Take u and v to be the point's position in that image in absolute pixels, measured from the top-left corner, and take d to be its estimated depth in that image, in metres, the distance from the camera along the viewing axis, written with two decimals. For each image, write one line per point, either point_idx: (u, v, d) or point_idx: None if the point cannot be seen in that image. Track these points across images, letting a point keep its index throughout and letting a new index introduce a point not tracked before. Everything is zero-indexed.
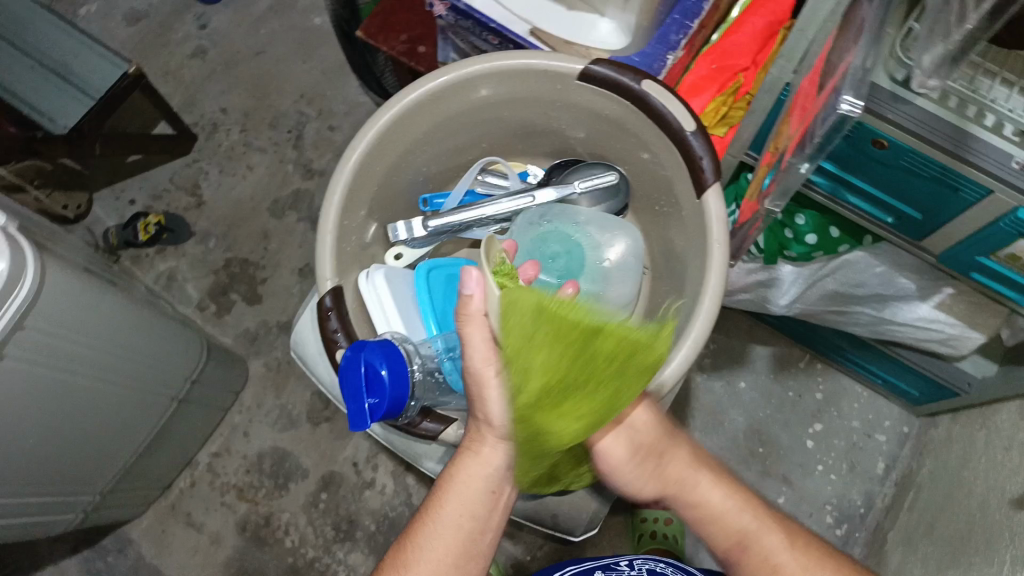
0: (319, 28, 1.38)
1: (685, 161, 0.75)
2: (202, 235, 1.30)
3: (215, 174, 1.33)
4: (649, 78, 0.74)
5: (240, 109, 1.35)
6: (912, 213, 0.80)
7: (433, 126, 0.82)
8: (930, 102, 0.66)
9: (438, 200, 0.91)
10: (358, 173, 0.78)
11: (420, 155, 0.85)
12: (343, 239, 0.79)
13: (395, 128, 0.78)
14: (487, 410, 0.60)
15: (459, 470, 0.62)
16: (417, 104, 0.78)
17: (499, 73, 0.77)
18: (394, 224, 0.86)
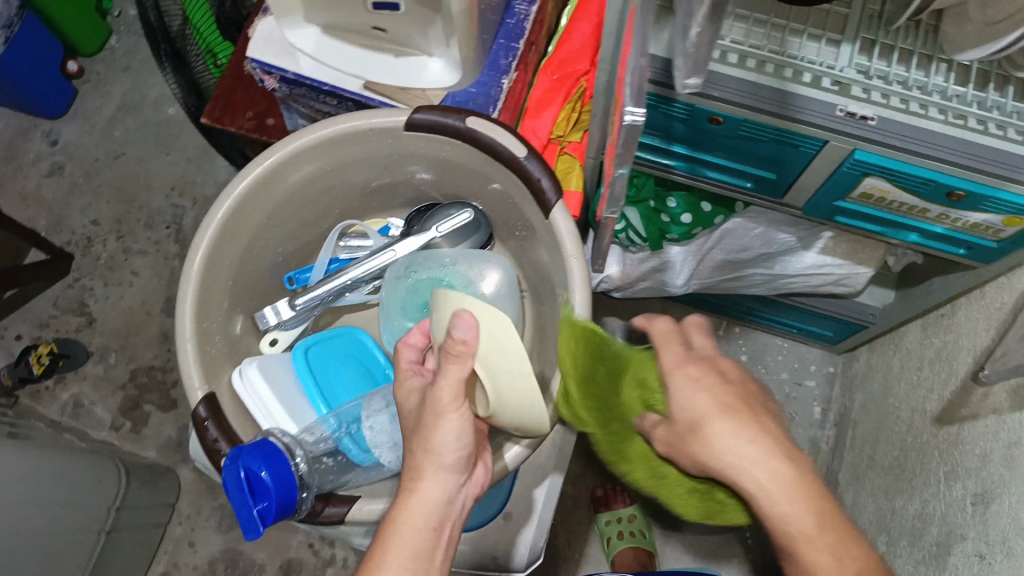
0: (175, 117, 1.31)
1: (523, 185, 0.65)
2: (100, 353, 1.21)
3: (100, 289, 1.24)
4: (473, 114, 0.64)
5: (112, 216, 1.27)
6: (765, 174, 0.83)
7: (276, 212, 0.68)
8: (749, 72, 0.72)
9: (305, 275, 0.74)
10: (207, 278, 0.63)
11: (273, 241, 0.70)
12: (212, 336, 0.65)
13: (240, 215, 0.64)
14: (438, 442, 0.57)
15: (404, 507, 0.56)
16: (252, 192, 0.64)
17: (329, 144, 0.64)
18: (261, 311, 0.71)
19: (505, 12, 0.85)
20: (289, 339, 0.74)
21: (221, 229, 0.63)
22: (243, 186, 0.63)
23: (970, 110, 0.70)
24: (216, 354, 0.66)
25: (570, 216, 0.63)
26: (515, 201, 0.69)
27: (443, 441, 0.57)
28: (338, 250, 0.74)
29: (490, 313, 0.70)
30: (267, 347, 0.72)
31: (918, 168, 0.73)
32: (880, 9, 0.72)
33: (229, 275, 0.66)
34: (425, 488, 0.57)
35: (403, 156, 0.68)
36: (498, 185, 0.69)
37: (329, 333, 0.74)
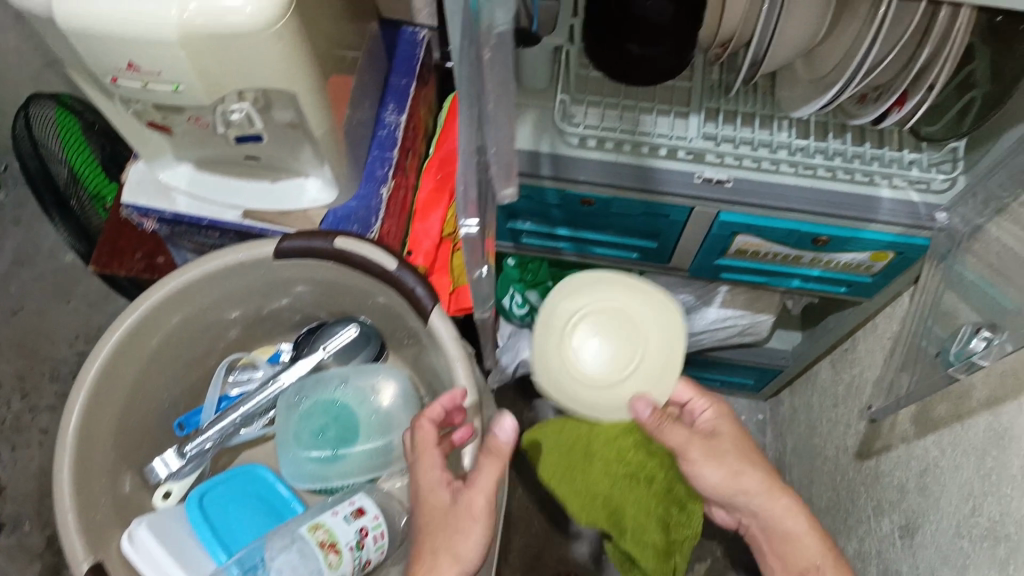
0: (73, 264, 1.29)
1: (400, 295, 0.66)
2: (11, 523, 1.14)
3: (7, 453, 1.18)
4: (339, 234, 0.65)
5: (14, 374, 1.23)
6: (647, 244, 0.86)
7: (159, 354, 0.68)
8: (608, 153, 0.76)
9: (196, 418, 0.72)
10: (86, 436, 0.62)
11: (158, 384, 0.70)
12: (96, 501, 0.63)
13: (115, 367, 0.64)
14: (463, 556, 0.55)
15: None
16: (127, 344, 0.64)
17: (202, 283, 0.66)
18: (151, 465, 0.70)
19: (376, 124, 0.86)
20: (185, 489, 0.71)
21: (96, 386, 0.63)
22: (113, 341, 0.63)
23: (815, 161, 0.74)
24: (101, 517, 0.64)
25: (449, 320, 0.64)
26: (398, 312, 0.69)
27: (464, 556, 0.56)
28: (229, 386, 0.74)
29: (387, 426, 0.70)
30: (160, 502, 0.70)
31: (782, 221, 0.77)
32: (719, 78, 0.77)
33: (111, 427, 0.66)
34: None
35: (278, 283, 0.69)
36: (381, 299, 0.70)
37: (229, 472, 0.72)
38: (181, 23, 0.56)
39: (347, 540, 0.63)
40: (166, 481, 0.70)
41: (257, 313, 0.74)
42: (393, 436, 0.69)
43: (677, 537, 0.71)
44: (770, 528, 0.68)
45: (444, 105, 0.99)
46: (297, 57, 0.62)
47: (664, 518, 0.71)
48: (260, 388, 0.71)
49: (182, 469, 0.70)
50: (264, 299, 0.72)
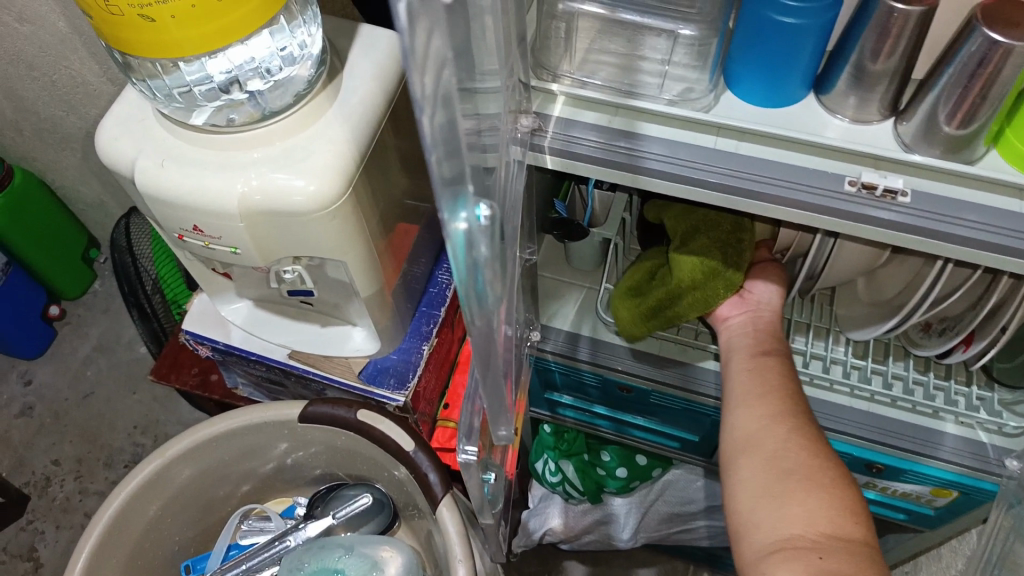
0: (145, 357, 1.39)
1: (414, 477, 0.66)
2: None
3: (52, 532, 1.23)
4: (363, 405, 0.66)
5: (73, 456, 1.29)
6: (689, 436, 0.81)
7: (174, 497, 0.70)
8: (651, 344, 0.73)
9: (202, 563, 0.72)
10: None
11: (171, 524, 0.72)
12: None
13: (135, 505, 0.67)
14: None
15: None
16: (145, 485, 0.67)
17: (226, 433, 0.69)
18: None
19: (429, 282, 0.89)
20: None
21: (109, 526, 0.65)
22: (136, 483, 0.66)
23: (871, 384, 0.70)
24: None
25: (457, 513, 0.62)
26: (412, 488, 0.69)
27: None
28: (240, 534, 0.75)
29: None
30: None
31: (831, 441, 0.70)
32: None
33: (121, 562, 0.67)
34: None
35: (300, 440, 0.71)
36: (399, 472, 0.70)
37: None
38: (242, 196, 0.60)
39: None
40: None
41: (279, 464, 0.76)
42: None
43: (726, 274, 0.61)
44: (760, 326, 0.65)
45: None
46: (350, 235, 0.65)
47: (722, 280, 0.61)
48: (270, 541, 0.71)
49: None
50: (289, 449, 0.73)
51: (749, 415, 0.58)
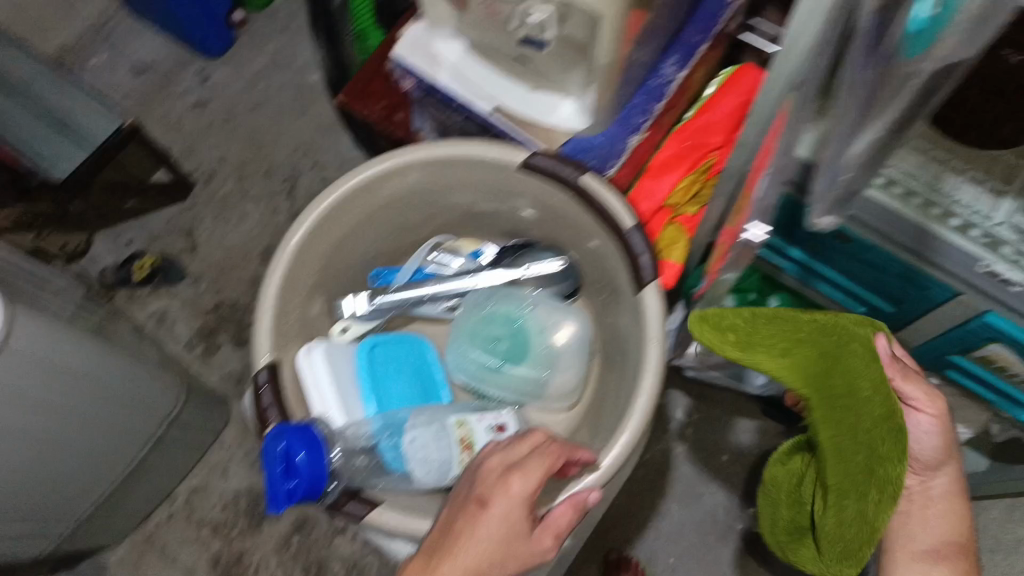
0: (315, 85, 1.36)
1: (625, 256, 0.66)
2: (194, 278, 1.26)
3: (210, 221, 1.29)
4: (590, 172, 0.65)
5: (236, 160, 1.32)
6: (885, 305, 0.81)
7: (378, 210, 0.71)
8: (893, 200, 0.67)
9: (390, 275, 0.77)
10: (298, 257, 0.67)
11: (365, 236, 0.73)
12: (288, 313, 0.68)
13: (343, 209, 0.68)
14: (474, 530, 0.53)
15: (475, 529, 0.53)
16: (356, 190, 0.67)
17: (439, 162, 0.67)
18: (343, 300, 0.74)
19: (650, 71, 0.81)
20: (361, 331, 0.75)
21: (321, 219, 0.67)
22: (347, 185, 0.66)
23: None
24: (289, 327, 0.69)
25: (661, 299, 0.64)
26: (608, 266, 0.70)
27: (474, 539, 0.53)
28: (427, 262, 0.77)
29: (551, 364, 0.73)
30: (336, 334, 0.74)
31: None
32: None
33: (319, 256, 0.70)
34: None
35: (508, 190, 0.70)
36: (596, 244, 0.70)
37: (397, 337, 0.76)
38: None
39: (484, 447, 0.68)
40: (350, 320, 0.74)
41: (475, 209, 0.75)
42: (554, 371, 0.73)
43: (858, 363, 0.55)
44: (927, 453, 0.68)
45: (721, 72, 0.90)
46: None
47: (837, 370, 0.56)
48: (455, 277, 0.75)
49: (364, 315, 0.74)
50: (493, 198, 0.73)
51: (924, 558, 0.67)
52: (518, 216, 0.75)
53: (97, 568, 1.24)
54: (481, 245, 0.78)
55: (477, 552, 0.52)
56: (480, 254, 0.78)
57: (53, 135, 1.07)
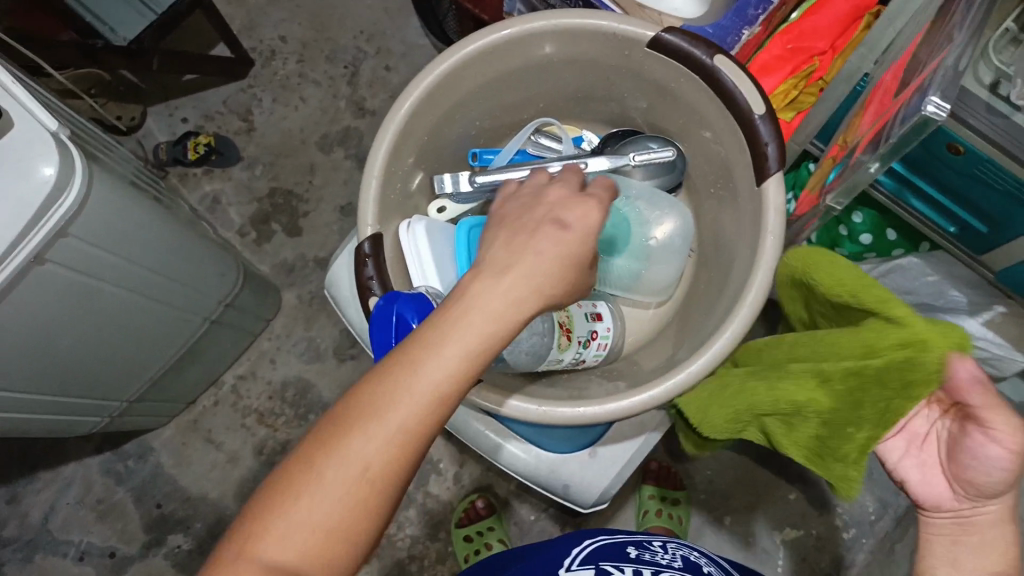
0: None
1: (748, 145, 0.64)
2: (250, 161, 1.29)
3: (269, 102, 1.31)
4: (723, 53, 0.63)
5: (299, 39, 1.33)
6: (978, 225, 0.78)
7: (493, 81, 0.72)
8: (1019, 112, 0.62)
9: (488, 156, 0.79)
10: (411, 121, 0.67)
11: (474, 107, 0.74)
12: (394, 182, 0.69)
13: (459, 73, 0.68)
14: (463, 317, 0.43)
15: (456, 317, 0.43)
16: (478, 56, 0.67)
17: (565, 33, 0.67)
18: (439, 175, 0.73)
19: None
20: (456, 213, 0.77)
21: (438, 84, 0.67)
22: (471, 49, 0.66)
23: None
24: (392, 199, 0.70)
25: (781, 192, 0.62)
26: (725, 154, 0.69)
27: (461, 329, 0.43)
28: (528, 144, 0.79)
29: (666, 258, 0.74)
30: (433, 213, 0.76)
31: None
32: None
33: (432, 121, 0.71)
34: (410, 374, 0.41)
35: (629, 71, 0.70)
36: (708, 135, 0.71)
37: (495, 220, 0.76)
38: None
39: (579, 332, 0.69)
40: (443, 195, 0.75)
41: (583, 90, 0.76)
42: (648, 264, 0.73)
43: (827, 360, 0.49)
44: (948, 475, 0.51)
45: None
46: None
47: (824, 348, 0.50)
48: (562, 159, 0.73)
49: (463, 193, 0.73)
50: (608, 78, 0.73)
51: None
52: (628, 105, 0.77)
53: (141, 450, 1.26)
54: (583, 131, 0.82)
55: (462, 340, 0.43)
56: (581, 141, 0.82)
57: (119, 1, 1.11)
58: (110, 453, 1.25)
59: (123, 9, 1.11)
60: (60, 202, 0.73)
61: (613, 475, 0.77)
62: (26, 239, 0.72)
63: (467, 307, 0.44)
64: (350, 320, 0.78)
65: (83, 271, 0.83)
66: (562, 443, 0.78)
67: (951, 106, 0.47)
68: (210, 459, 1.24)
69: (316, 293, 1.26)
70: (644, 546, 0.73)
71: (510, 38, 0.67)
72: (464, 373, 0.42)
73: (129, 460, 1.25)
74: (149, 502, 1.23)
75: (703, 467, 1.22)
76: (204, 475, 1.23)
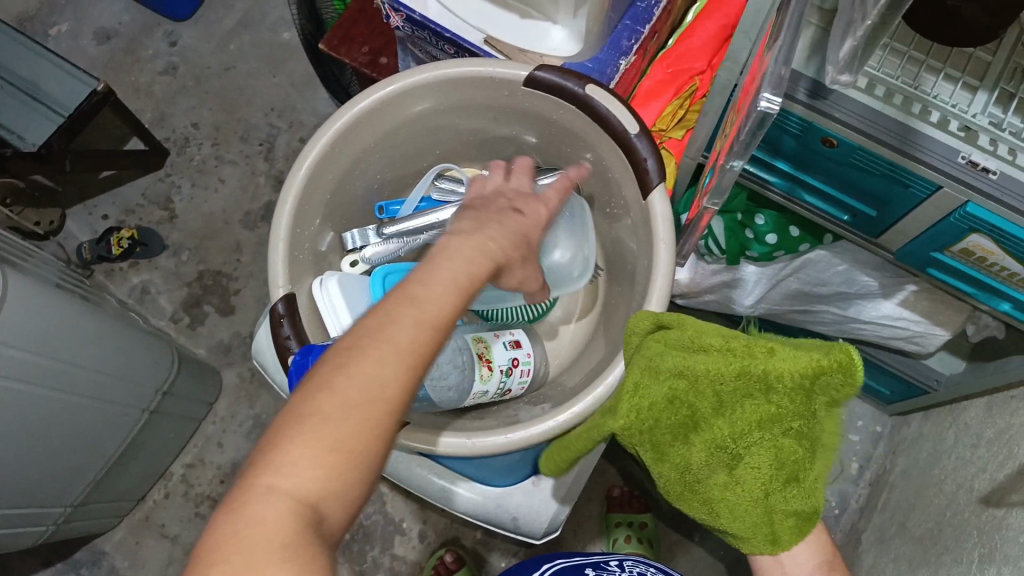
0: (287, 43, 1.40)
1: (630, 164, 0.69)
2: (175, 248, 1.30)
3: (187, 188, 1.33)
4: (593, 82, 0.68)
5: (211, 123, 1.36)
6: (865, 210, 0.82)
7: (387, 134, 0.75)
8: (873, 100, 0.68)
9: (394, 208, 0.81)
10: (311, 182, 0.70)
11: (373, 162, 0.77)
12: (303, 243, 0.71)
13: (354, 131, 0.71)
14: (405, 313, 0.44)
15: (393, 314, 0.44)
16: (368, 114, 0.71)
17: (451, 82, 0.71)
18: (350, 232, 0.78)
19: None
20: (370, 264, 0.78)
21: (333, 144, 0.70)
22: (361, 107, 0.70)
23: None
24: (304, 259, 0.72)
25: (667, 203, 0.66)
26: (613, 176, 0.73)
27: (402, 321, 0.44)
28: (432, 189, 0.81)
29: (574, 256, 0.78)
30: (348, 267, 0.78)
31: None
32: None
33: (333, 179, 0.73)
34: (403, 319, 0.44)
35: (515, 110, 0.74)
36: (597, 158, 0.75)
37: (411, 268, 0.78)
38: None
39: (499, 362, 0.72)
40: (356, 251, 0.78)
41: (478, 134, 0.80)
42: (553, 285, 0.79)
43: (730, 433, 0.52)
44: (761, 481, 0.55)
45: None
46: None
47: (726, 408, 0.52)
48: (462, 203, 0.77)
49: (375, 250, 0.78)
50: (499, 119, 0.77)
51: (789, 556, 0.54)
52: (521, 142, 0.80)
53: (93, 556, 1.21)
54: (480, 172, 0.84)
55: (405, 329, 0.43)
56: None
57: (22, 109, 1.12)
58: (61, 565, 1.20)
59: (33, 117, 1.11)
60: None
61: (559, 499, 0.78)
62: None
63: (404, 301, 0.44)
64: (279, 385, 0.78)
65: (8, 375, 0.82)
66: (506, 475, 0.78)
67: (782, 100, 0.50)
68: (166, 554, 1.20)
69: (256, 369, 1.26)
70: (600, 569, 0.73)
71: (395, 93, 0.71)
72: (443, 312, 0.45)
73: (82, 568, 1.20)
74: None
75: None
76: (162, 572, 1.19)
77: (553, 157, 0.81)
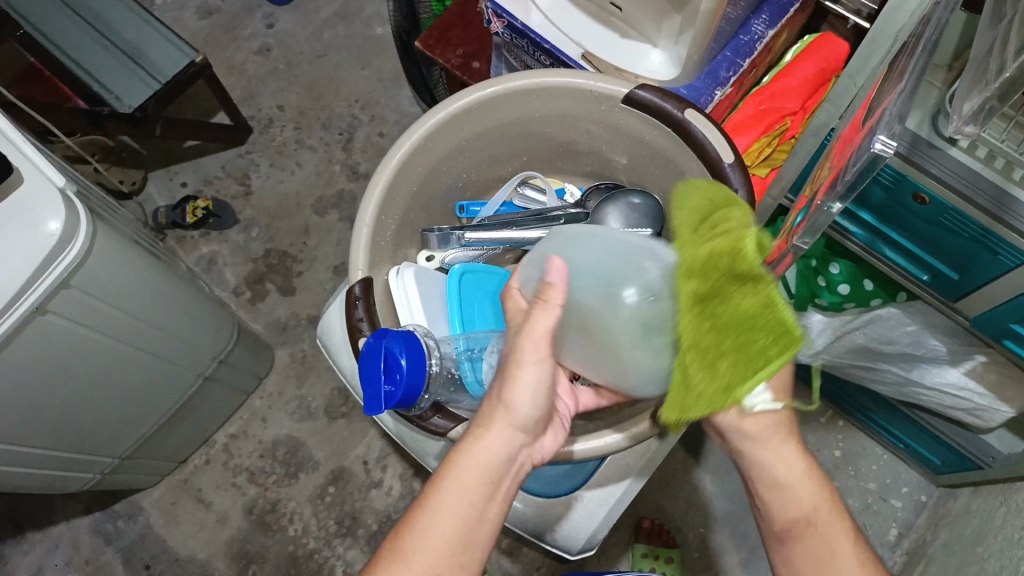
0: (379, 39, 1.44)
1: None
2: (246, 224, 1.34)
3: (265, 167, 1.37)
4: (693, 107, 0.68)
5: (296, 107, 1.41)
6: (947, 272, 0.81)
7: (478, 134, 0.76)
8: (975, 162, 0.67)
9: (475, 208, 0.84)
10: (399, 173, 0.71)
11: (461, 161, 0.79)
12: (384, 231, 0.73)
13: (451, 125, 0.72)
14: (461, 470, 0.52)
15: (456, 464, 0.52)
16: (463, 114, 0.72)
17: (547, 90, 0.72)
18: (430, 230, 0.80)
19: (740, 28, 0.83)
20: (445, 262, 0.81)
21: (426, 137, 0.71)
22: (460, 104, 0.71)
23: None
24: (384, 246, 0.73)
25: None
26: None
27: (465, 480, 0.51)
28: (515, 195, 0.86)
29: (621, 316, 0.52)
30: (422, 262, 0.81)
31: None
32: None
33: (421, 174, 0.75)
34: (448, 495, 0.51)
35: (610, 126, 0.75)
36: (681, 184, 0.75)
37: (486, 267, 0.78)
38: None
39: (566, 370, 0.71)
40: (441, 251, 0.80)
41: (564, 146, 0.81)
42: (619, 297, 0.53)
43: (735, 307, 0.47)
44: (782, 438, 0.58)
45: (801, 40, 0.91)
46: None
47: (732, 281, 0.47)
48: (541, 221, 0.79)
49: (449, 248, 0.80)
50: (589, 132, 0.78)
51: (802, 484, 0.57)
52: (610, 160, 0.81)
53: (131, 510, 1.24)
54: (564, 184, 0.87)
55: (458, 491, 0.51)
56: (563, 193, 0.86)
57: (119, 68, 1.16)
58: (99, 514, 1.23)
59: (129, 80, 1.15)
60: (66, 254, 0.76)
61: (600, 518, 0.76)
62: (29, 290, 0.74)
63: (459, 466, 0.52)
64: (341, 365, 0.80)
65: (82, 323, 0.85)
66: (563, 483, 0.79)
67: (898, 145, 0.47)
68: (199, 518, 1.22)
69: (309, 351, 1.29)
70: None
71: (493, 95, 0.71)
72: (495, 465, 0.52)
73: (119, 520, 1.23)
74: (137, 563, 1.21)
75: (695, 526, 1.20)
76: (193, 535, 1.22)
77: (638, 180, 0.81)
